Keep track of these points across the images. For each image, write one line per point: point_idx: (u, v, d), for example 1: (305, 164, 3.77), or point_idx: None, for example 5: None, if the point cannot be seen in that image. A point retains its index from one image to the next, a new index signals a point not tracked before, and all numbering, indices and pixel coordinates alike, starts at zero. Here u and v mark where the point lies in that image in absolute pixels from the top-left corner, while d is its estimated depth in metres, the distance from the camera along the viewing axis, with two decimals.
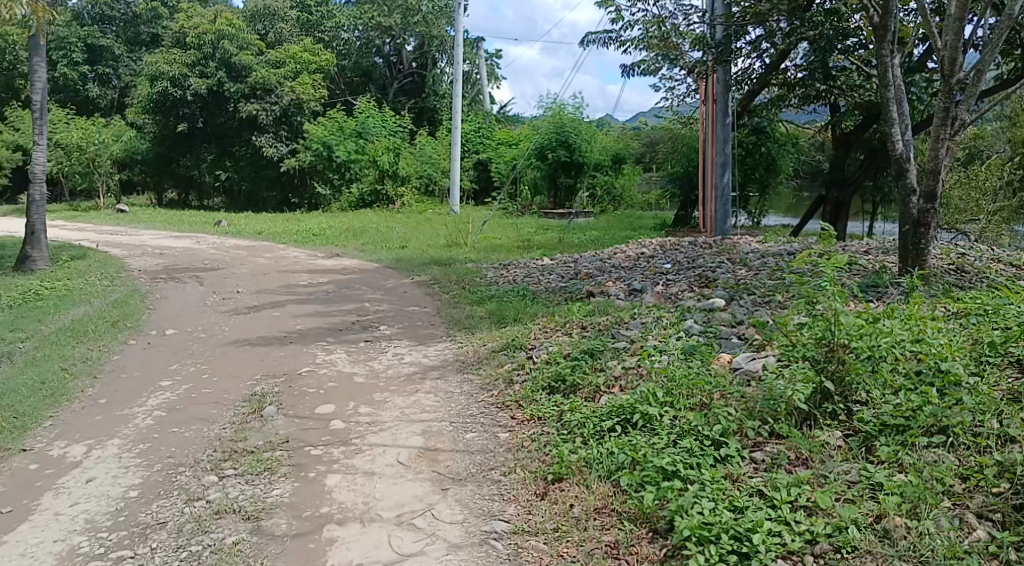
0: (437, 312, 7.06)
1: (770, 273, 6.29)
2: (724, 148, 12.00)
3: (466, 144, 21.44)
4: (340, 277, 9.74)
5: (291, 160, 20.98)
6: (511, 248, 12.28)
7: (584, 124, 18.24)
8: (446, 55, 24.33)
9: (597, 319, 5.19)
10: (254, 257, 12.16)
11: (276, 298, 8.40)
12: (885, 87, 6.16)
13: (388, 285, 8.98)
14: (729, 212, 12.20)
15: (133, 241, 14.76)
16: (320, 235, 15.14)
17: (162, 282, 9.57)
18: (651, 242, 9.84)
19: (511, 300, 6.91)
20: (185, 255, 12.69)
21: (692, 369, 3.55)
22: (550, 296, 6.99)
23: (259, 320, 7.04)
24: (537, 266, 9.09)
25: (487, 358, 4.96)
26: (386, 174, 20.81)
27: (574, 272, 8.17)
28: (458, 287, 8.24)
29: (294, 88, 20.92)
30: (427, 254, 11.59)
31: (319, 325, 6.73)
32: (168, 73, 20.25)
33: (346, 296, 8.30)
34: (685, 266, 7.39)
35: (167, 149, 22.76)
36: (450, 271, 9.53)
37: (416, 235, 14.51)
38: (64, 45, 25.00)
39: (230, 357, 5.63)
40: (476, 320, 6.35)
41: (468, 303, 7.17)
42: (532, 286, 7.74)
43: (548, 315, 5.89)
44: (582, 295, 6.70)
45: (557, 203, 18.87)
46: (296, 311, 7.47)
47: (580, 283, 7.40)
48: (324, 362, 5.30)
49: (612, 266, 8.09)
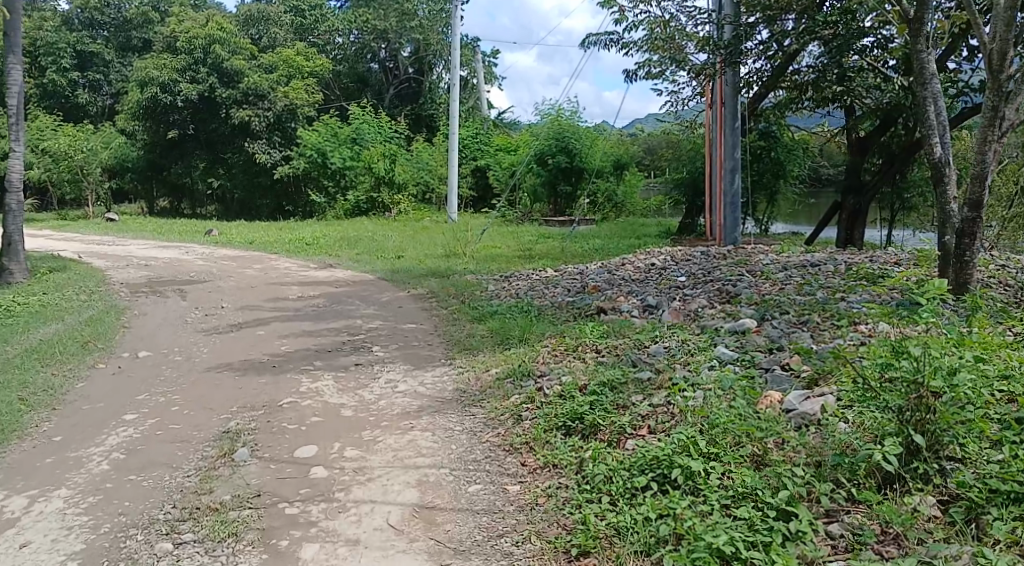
0: (434, 330, 6.53)
1: (798, 288, 5.77)
2: (733, 153, 11.51)
3: (464, 150, 20.95)
4: (332, 290, 9.21)
5: (284, 167, 20.45)
6: (512, 257, 11.77)
7: (584, 129, 17.77)
8: (443, 60, 23.88)
9: (615, 342, 4.66)
10: (243, 268, 11.63)
11: (262, 313, 7.87)
12: (923, 84, 5.64)
13: (382, 299, 8.45)
14: (739, 219, 11.72)
15: (119, 251, 14.22)
16: (313, 244, 14.63)
17: (143, 296, 9.02)
18: (661, 251, 9.33)
19: (515, 316, 6.39)
20: (172, 266, 12.16)
21: (737, 409, 3.02)
22: (557, 312, 6.46)
23: (241, 341, 6.51)
24: (541, 278, 8.58)
25: (491, 387, 4.42)
26: (382, 181, 20.29)
27: (581, 285, 7.66)
28: (457, 302, 7.72)
29: (287, 93, 20.41)
30: (423, 264, 11.07)
31: (306, 345, 6.21)
32: (158, 78, 19.70)
33: (338, 312, 7.78)
34: (701, 279, 6.90)
35: (157, 156, 22.24)
36: (448, 283, 9.01)
37: (413, 244, 14.00)
38: (53, 52, 24.50)
39: (205, 385, 5.09)
40: (478, 339, 5.83)
41: (468, 319, 6.65)
42: (537, 300, 7.21)
43: (558, 335, 5.37)
44: (592, 311, 6.18)
45: (558, 210, 18.42)
46: (283, 330, 6.95)
47: (589, 297, 6.88)
48: (309, 391, 4.76)
49: (621, 278, 7.57)
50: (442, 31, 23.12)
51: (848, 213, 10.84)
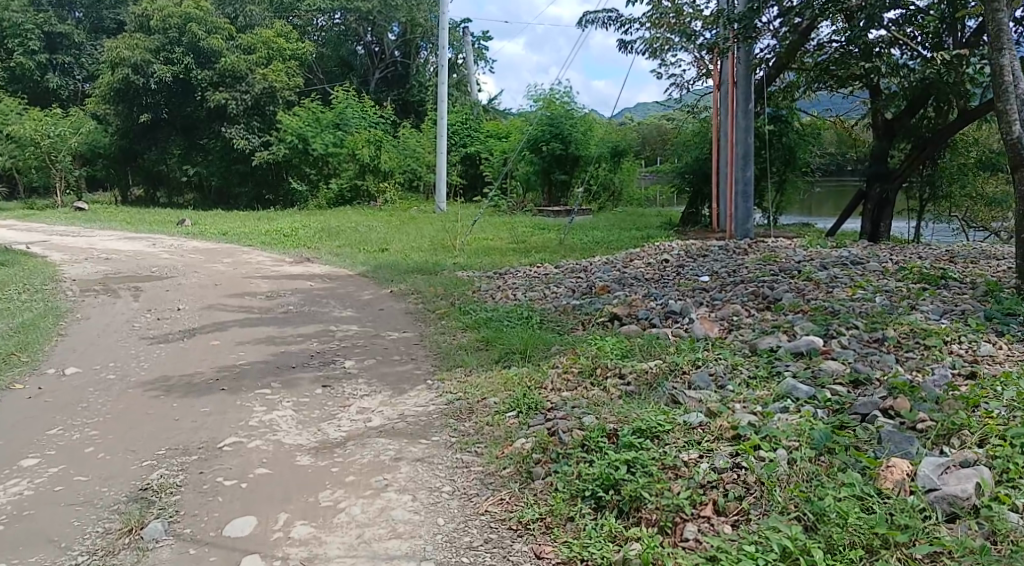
0: (418, 339, 5.58)
1: (850, 293, 4.87)
2: (746, 139, 10.67)
3: (453, 137, 19.92)
4: (306, 288, 8.25)
5: (263, 154, 19.32)
6: (505, 250, 10.82)
7: (580, 114, 16.84)
8: (431, 43, 22.85)
9: (642, 363, 3.73)
10: (212, 263, 10.62)
11: (223, 316, 6.90)
12: (1000, 51, 4.63)
13: (361, 298, 7.49)
14: (752, 210, 10.87)
15: (81, 243, 13.15)
16: (292, 236, 13.63)
17: (92, 296, 8.01)
18: (671, 245, 8.41)
19: (511, 325, 5.46)
20: (134, 260, 11.11)
21: (856, 493, 2.18)
22: (559, 319, 5.55)
23: (191, 352, 5.53)
24: (539, 275, 7.66)
25: (489, 423, 3.49)
26: (367, 169, 19.23)
27: (586, 284, 6.73)
28: (445, 304, 6.77)
29: (266, 75, 19.22)
30: (409, 258, 10.13)
31: (265, 359, 5.24)
32: (130, 59, 18.49)
33: (308, 315, 6.82)
34: (726, 278, 6.00)
35: (130, 143, 21.02)
36: (436, 279, 8.10)
37: (399, 235, 13.03)
38: (20, 33, 23.15)
39: (132, 416, 4.12)
40: (470, 354, 4.89)
41: (457, 328, 5.71)
42: (536, 303, 6.28)
43: (570, 350, 4.45)
44: (602, 319, 5.28)
45: (552, 199, 17.49)
46: (243, 337, 5.97)
47: (597, 300, 5.96)
48: (260, 425, 3.82)
49: (633, 277, 6.65)
50: (430, 13, 22.08)
51: (873, 204, 9.98)
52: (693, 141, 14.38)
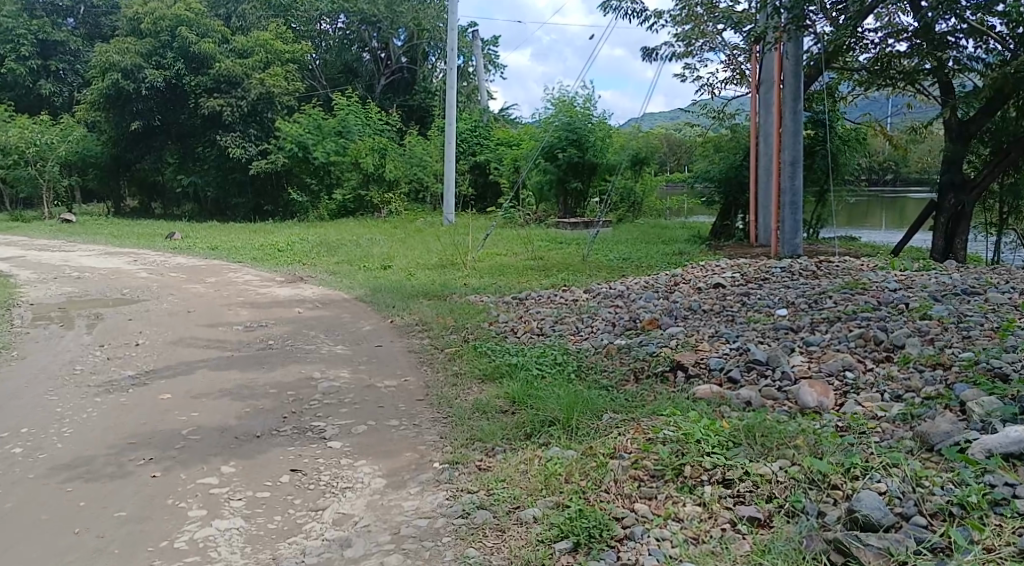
0: (422, 392, 4.37)
1: (1004, 344, 3.66)
2: (794, 143, 9.49)
3: (461, 145, 18.81)
4: (293, 315, 7.03)
5: (261, 163, 18.17)
6: (522, 268, 9.62)
7: (599, 120, 15.70)
8: (438, 48, 21.80)
9: (752, 456, 2.56)
10: (192, 283, 9.42)
11: (187, 354, 5.65)
12: None
13: (356, 331, 6.24)
14: (800, 224, 9.64)
15: (56, 260, 11.97)
16: (286, 251, 12.45)
17: (42, 326, 6.80)
18: (720, 264, 7.17)
19: (542, 377, 4.23)
20: (108, 280, 9.91)
21: None
22: (604, 368, 4.34)
23: (132, 409, 4.30)
24: (569, 302, 6.44)
25: (531, 562, 2.28)
26: (370, 178, 18.15)
27: (628, 315, 5.51)
28: (457, 340, 5.56)
29: (263, 79, 18.07)
30: (414, 279, 8.96)
31: (223, 422, 4.00)
32: (119, 62, 17.38)
33: (288, 351, 5.59)
34: (811, 311, 4.78)
35: (122, 151, 19.86)
36: (446, 306, 6.90)
37: (403, 251, 11.90)
38: (12, 39, 22.01)
39: (17, 523, 2.93)
40: (492, 421, 3.68)
41: (474, 377, 4.48)
42: (569, 343, 5.04)
43: (636, 421, 3.27)
44: (663, 370, 4.11)
45: (567, 210, 16.38)
46: (203, 385, 4.73)
47: (646, 338, 4.76)
48: (188, 551, 2.63)
49: (685, 307, 5.43)
50: (437, 17, 21.09)
51: (947, 217, 8.75)
52: (721, 145, 13.14)
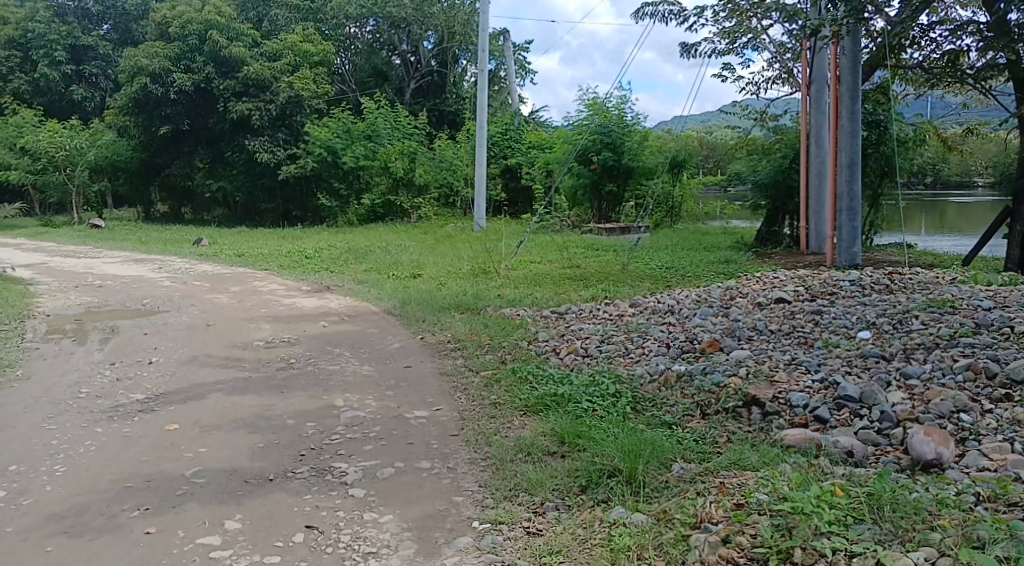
0: (458, 424, 3.88)
1: None
2: (852, 145, 8.88)
3: (492, 149, 18.35)
4: (317, 329, 6.59)
5: (290, 167, 17.83)
6: (559, 278, 9.11)
7: (636, 123, 15.13)
8: (469, 50, 21.36)
9: (884, 539, 2.06)
10: (215, 293, 9.05)
11: (201, 375, 5.22)
12: None
13: (384, 348, 5.78)
14: (859, 232, 9.02)
15: (79, 267, 11.73)
16: (314, 258, 12.07)
17: (55, 341, 6.43)
18: (778, 277, 6.59)
19: (594, 410, 3.70)
20: (129, 289, 9.58)
21: None
22: (665, 401, 3.80)
23: (134, 441, 3.87)
24: (615, 318, 5.90)
25: None
26: (400, 183, 17.87)
27: (684, 335, 4.96)
28: (493, 361, 5.06)
29: (292, 82, 17.72)
30: (445, 289, 8.50)
31: (233, 461, 3.54)
32: (148, 66, 17.20)
33: (310, 373, 5.14)
34: (899, 335, 4.25)
35: (151, 156, 19.69)
36: (480, 320, 6.42)
37: (433, 258, 11.46)
38: (45, 44, 22.03)
39: None
40: (543, 465, 3.18)
41: (515, 408, 3.96)
42: (621, 366, 4.51)
43: (716, 477, 2.75)
44: (735, 406, 3.57)
45: (602, 215, 15.86)
46: (214, 413, 4.27)
47: (709, 363, 4.22)
48: None
49: (748, 327, 4.87)
50: (468, 20, 20.68)
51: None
52: (767, 148, 12.44)
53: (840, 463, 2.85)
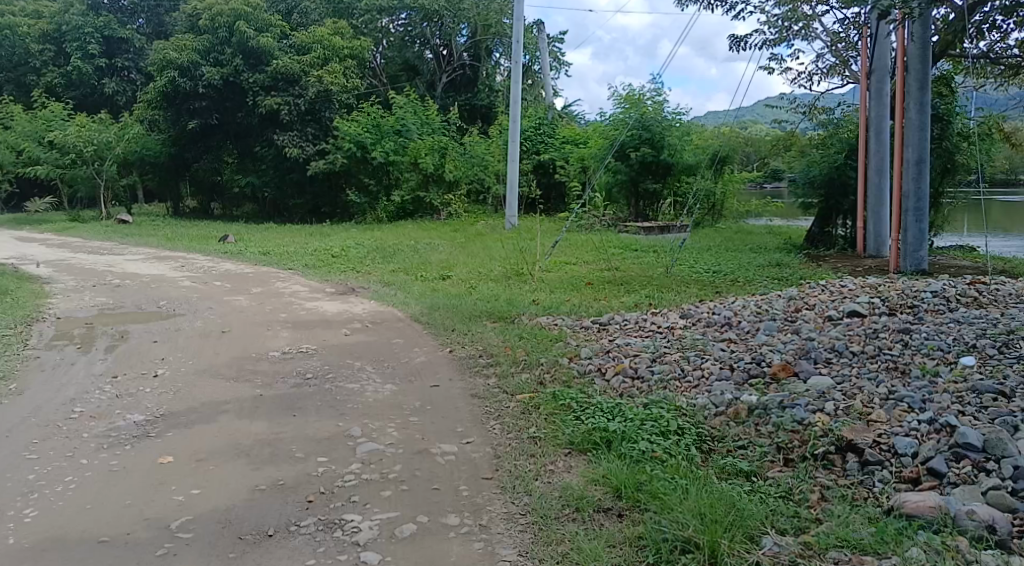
0: (493, 463, 3.32)
1: None
2: (920, 140, 8.17)
3: (525, 144, 17.72)
4: (337, 339, 6.08)
5: (319, 163, 17.36)
6: (596, 281, 8.52)
7: (676, 117, 14.44)
8: (503, 44, 20.75)
9: None
10: (234, 295, 8.60)
11: (208, 390, 4.73)
12: None
13: (408, 362, 5.24)
14: (926, 234, 8.32)
15: (102, 265, 11.39)
16: (341, 257, 11.61)
17: (60, 348, 6.00)
18: (846, 288, 5.94)
19: (652, 451, 3.13)
20: (148, 289, 9.18)
21: None
22: (738, 441, 3.23)
23: (120, 477, 3.38)
24: (664, 331, 5.30)
25: None
26: (430, 179, 17.52)
27: (749, 355, 4.35)
28: (530, 382, 4.50)
29: (321, 76, 17.25)
30: (476, 293, 7.97)
31: (228, 506, 3.02)
32: (177, 59, 16.89)
33: (326, 391, 4.62)
34: (1011, 366, 3.66)
35: (181, 150, 19.40)
36: (514, 331, 5.85)
37: (463, 258, 10.91)
38: (80, 37, 21.91)
39: None
40: (599, 528, 2.64)
41: (559, 445, 3.38)
42: (679, 392, 3.92)
43: None
44: (826, 453, 3.02)
45: (638, 214, 15.27)
46: (214, 441, 3.74)
47: (786, 393, 3.63)
48: None
49: (825, 348, 4.27)
50: (502, 11, 20.08)
51: None
52: (822, 141, 11.59)
53: (981, 542, 2.30)
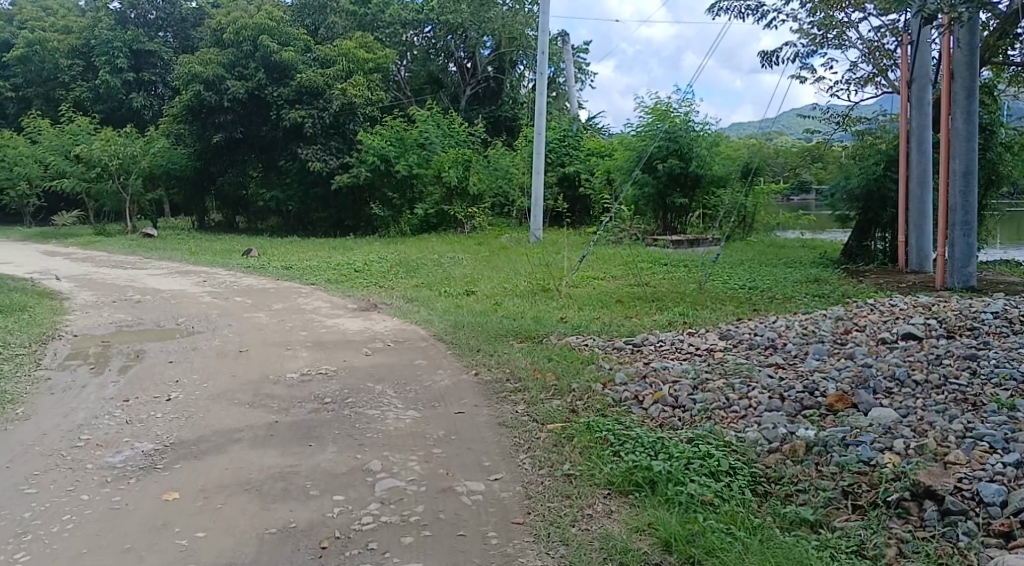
0: (525, 505, 3.04)
1: None
2: (968, 151, 7.77)
3: (550, 156, 17.44)
4: (356, 359, 5.82)
5: (342, 176, 17.20)
6: (626, 298, 8.20)
7: (706, 128, 14.09)
8: (528, 56, 20.56)
9: None
10: (254, 311, 8.39)
11: (221, 415, 4.48)
12: None
13: (431, 386, 4.96)
14: (974, 248, 7.92)
15: (124, 279, 11.26)
16: (363, 272, 11.39)
17: (74, 368, 5.80)
18: (896, 308, 5.58)
19: (702, 495, 2.84)
20: (168, 305, 9.01)
21: None
22: (798, 483, 2.92)
23: (120, 516, 3.13)
24: (704, 354, 4.97)
25: None
26: (454, 192, 17.30)
27: (801, 383, 4.02)
28: (562, 409, 4.20)
29: (345, 89, 17.12)
30: (501, 310, 7.68)
31: (233, 554, 2.76)
32: (202, 74, 16.87)
33: (344, 417, 4.34)
34: None
35: (206, 164, 19.39)
36: (543, 352, 5.55)
37: (487, 272, 10.65)
38: (108, 51, 22.04)
39: None
40: None
41: (597, 485, 3.08)
42: (727, 424, 3.61)
43: None
44: (901, 500, 2.71)
45: (666, 227, 14.90)
46: (224, 474, 3.48)
47: (848, 428, 3.30)
48: None
49: (884, 376, 3.93)
50: (527, 23, 19.89)
51: None
52: (859, 151, 11.10)
53: None
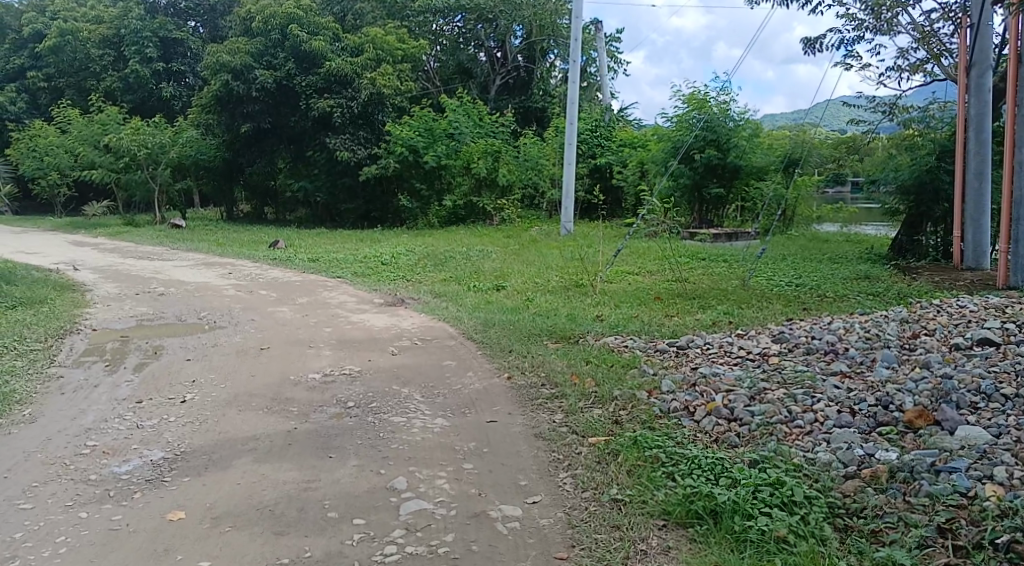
0: (569, 536, 2.69)
1: None
2: None
3: (581, 147, 17.00)
4: (382, 359, 5.50)
5: (370, 167, 16.93)
6: (666, 295, 7.80)
7: (745, 117, 13.56)
8: (559, 45, 20.11)
9: None
10: (278, 306, 8.11)
11: (237, 421, 4.19)
12: None
13: (461, 390, 4.62)
14: None
15: (149, 271, 11.07)
16: (390, 264, 11.10)
17: (89, 365, 5.55)
18: (966, 311, 5.12)
19: (775, 530, 2.49)
20: (192, 297, 8.78)
21: None
22: (885, 516, 2.55)
23: (118, 538, 2.83)
24: (757, 359, 4.56)
25: None
26: (483, 183, 16.96)
27: (872, 394, 3.61)
28: (603, 419, 3.84)
29: (374, 78, 16.75)
30: (533, 307, 7.32)
31: None
32: (230, 63, 16.68)
33: (366, 426, 4.02)
34: None
35: (234, 155, 19.24)
36: (580, 353, 5.18)
37: (518, 266, 10.30)
38: (138, 41, 21.97)
39: None
40: None
41: (650, 513, 2.74)
42: (793, 441, 3.22)
43: None
44: (1012, 542, 2.32)
45: (700, 219, 14.52)
46: (235, 492, 3.17)
47: (936, 451, 2.91)
48: None
49: (968, 389, 3.51)
50: (559, 11, 19.45)
51: None
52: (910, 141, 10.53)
53: None
